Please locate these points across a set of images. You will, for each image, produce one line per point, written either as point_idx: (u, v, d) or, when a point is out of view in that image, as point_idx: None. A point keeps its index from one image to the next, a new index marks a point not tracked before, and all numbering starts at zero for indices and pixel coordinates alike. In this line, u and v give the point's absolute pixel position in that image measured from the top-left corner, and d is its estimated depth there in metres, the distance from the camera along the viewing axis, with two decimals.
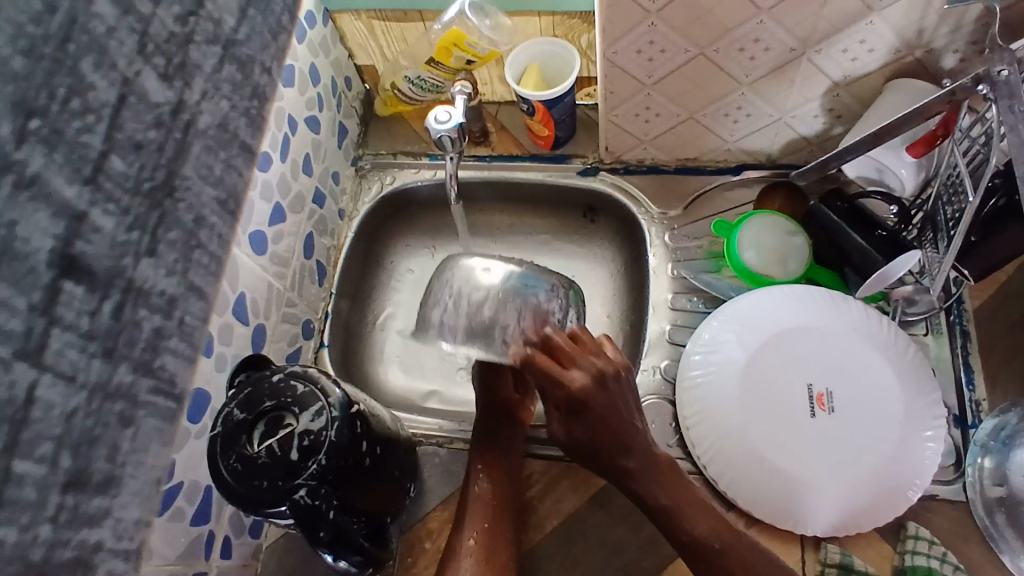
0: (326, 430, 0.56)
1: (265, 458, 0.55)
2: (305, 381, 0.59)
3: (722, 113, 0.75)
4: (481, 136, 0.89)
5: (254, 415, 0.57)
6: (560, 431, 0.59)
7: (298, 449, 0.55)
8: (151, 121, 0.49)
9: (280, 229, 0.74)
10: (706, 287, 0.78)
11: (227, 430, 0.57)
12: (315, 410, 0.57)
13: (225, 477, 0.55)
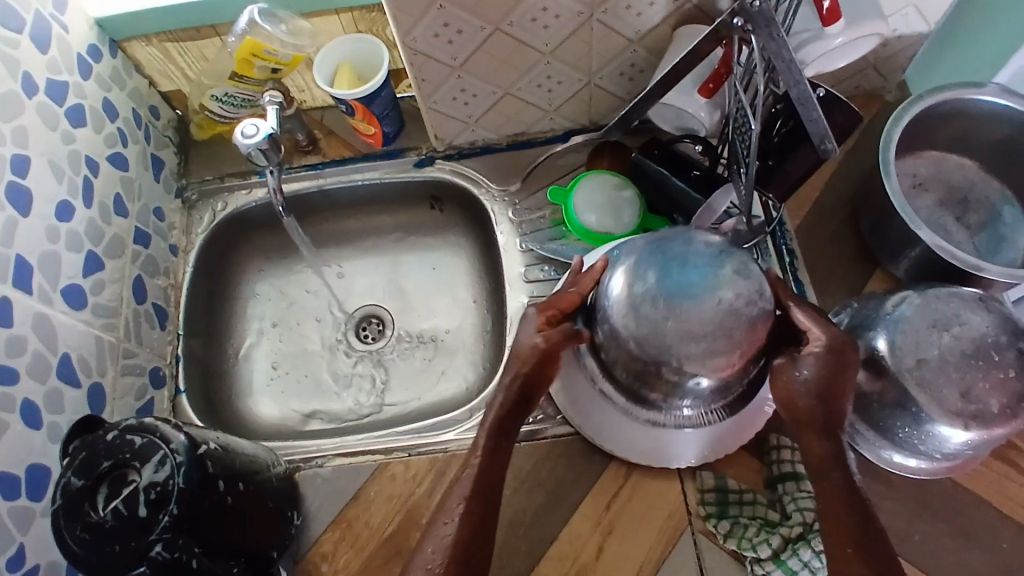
0: (173, 479, 0.54)
1: (114, 521, 0.52)
2: (144, 433, 0.55)
3: (535, 85, 0.77)
4: (308, 145, 0.87)
5: (93, 479, 0.53)
6: (813, 371, 0.58)
7: (144, 503, 0.52)
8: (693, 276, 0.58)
9: (99, 278, 0.69)
10: (555, 254, 0.79)
11: (67, 500, 0.53)
12: (158, 460, 0.54)
13: (74, 549, 0.52)
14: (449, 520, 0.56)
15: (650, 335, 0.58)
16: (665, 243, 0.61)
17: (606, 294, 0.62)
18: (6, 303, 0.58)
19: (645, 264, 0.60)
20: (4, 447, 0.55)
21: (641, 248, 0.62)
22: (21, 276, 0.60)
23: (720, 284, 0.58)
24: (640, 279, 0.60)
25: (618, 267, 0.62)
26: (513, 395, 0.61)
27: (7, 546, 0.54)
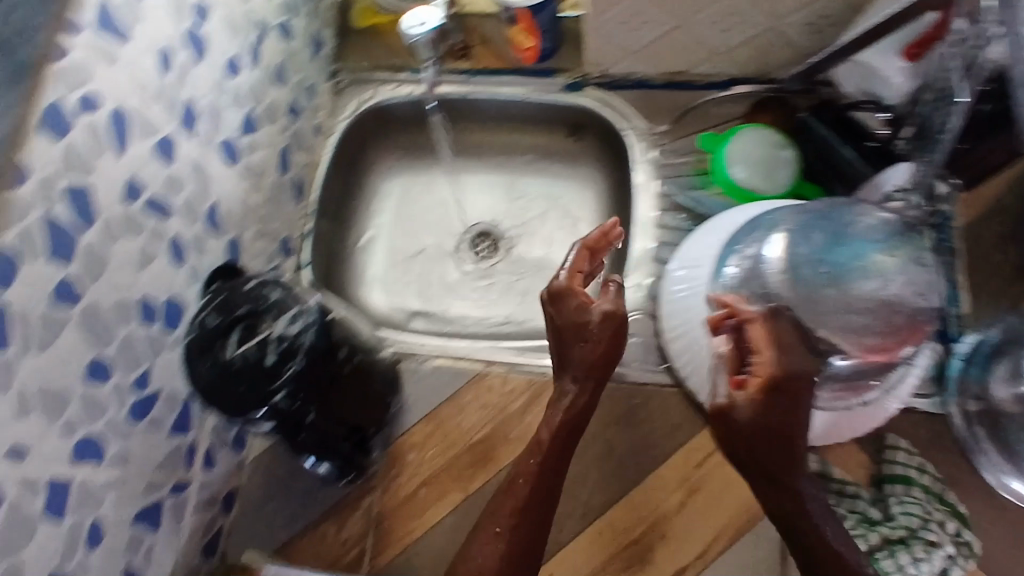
0: (303, 335, 0.56)
1: (241, 363, 0.53)
2: (281, 289, 0.58)
3: (711, 22, 0.72)
4: (462, 50, 0.86)
5: (229, 321, 0.55)
6: (747, 411, 0.48)
7: (274, 352, 0.54)
8: (865, 247, 0.58)
9: (254, 140, 0.71)
10: (693, 203, 0.76)
11: (202, 337, 0.55)
12: (292, 315, 0.56)
13: (201, 381, 0.54)
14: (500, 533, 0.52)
15: (802, 301, 0.58)
16: (839, 214, 0.60)
17: (762, 250, 0.62)
18: (173, 142, 0.59)
19: (814, 228, 0.60)
20: (154, 274, 0.57)
21: (811, 213, 0.61)
22: (189, 118, 0.62)
23: (887, 268, 0.57)
24: (802, 240, 0.60)
25: (784, 226, 0.62)
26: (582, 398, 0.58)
27: (135, 367, 0.55)
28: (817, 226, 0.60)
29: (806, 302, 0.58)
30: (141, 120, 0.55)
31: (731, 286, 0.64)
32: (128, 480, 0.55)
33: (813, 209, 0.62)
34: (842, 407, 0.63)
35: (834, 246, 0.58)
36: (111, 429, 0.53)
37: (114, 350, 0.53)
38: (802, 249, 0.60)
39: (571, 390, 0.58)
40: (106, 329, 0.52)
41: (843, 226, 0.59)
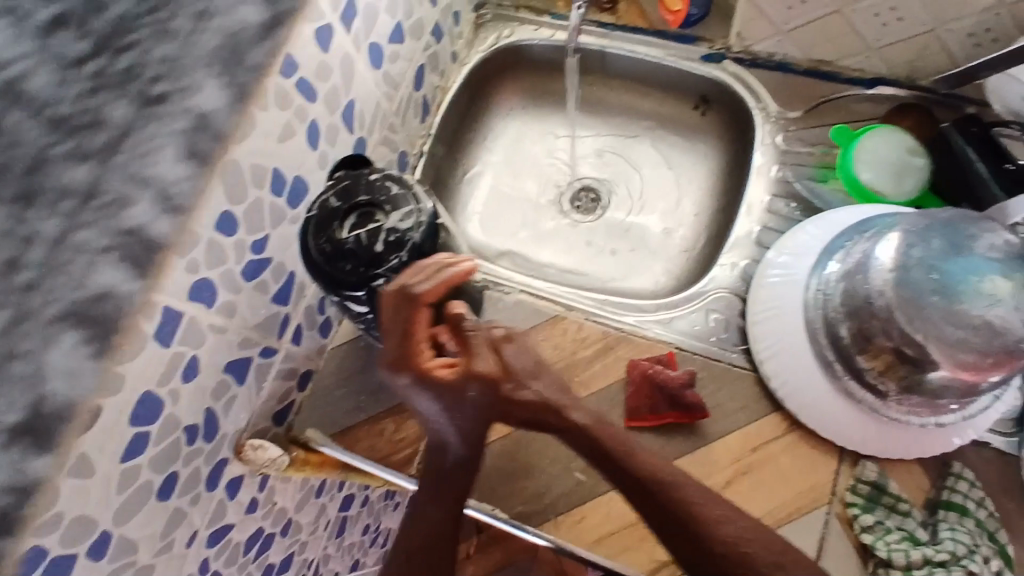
0: (412, 232, 0.59)
1: (353, 245, 0.58)
2: (400, 185, 0.61)
3: (872, 13, 0.70)
4: (609, 3, 0.86)
5: (349, 205, 0.60)
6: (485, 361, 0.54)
7: (385, 242, 0.58)
8: (981, 267, 0.55)
9: (396, 51, 0.75)
10: (811, 195, 0.75)
11: (322, 214, 0.60)
12: (406, 212, 0.60)
13: (314, 253, 0.59)
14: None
15: (904, 301, 0.57)
16: (964, 224, 0.58)
17: (874, 249, 0.61)
18: (330, 32, 0.62)
19: (933, 234, 0.57)
20: (290, 151, 0.62)
21: (934, 218, 0.59)
22: (349, 14, 0.65)
23: (998, 291, 0.54)
24: (917, 245, 0.58)
25: (903, 227, 0.60)
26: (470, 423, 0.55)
27: (258, 230, 0.60)
28: (935, 233, 0.58)
29: (907, 305, 0.57)
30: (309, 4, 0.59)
31: (833, 281, 0.64)
32: (232, 328, 0.61)
33: (940, 216, 0.59)
34: (914, 423, 0.61)
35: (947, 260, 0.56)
36: (225, 279, 0.58)
37: (244, 209, 0.58)
38: (914, 253, 0.58)
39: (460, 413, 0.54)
40: (242, 187, 0.57)
41: (965, 240, 0.57)
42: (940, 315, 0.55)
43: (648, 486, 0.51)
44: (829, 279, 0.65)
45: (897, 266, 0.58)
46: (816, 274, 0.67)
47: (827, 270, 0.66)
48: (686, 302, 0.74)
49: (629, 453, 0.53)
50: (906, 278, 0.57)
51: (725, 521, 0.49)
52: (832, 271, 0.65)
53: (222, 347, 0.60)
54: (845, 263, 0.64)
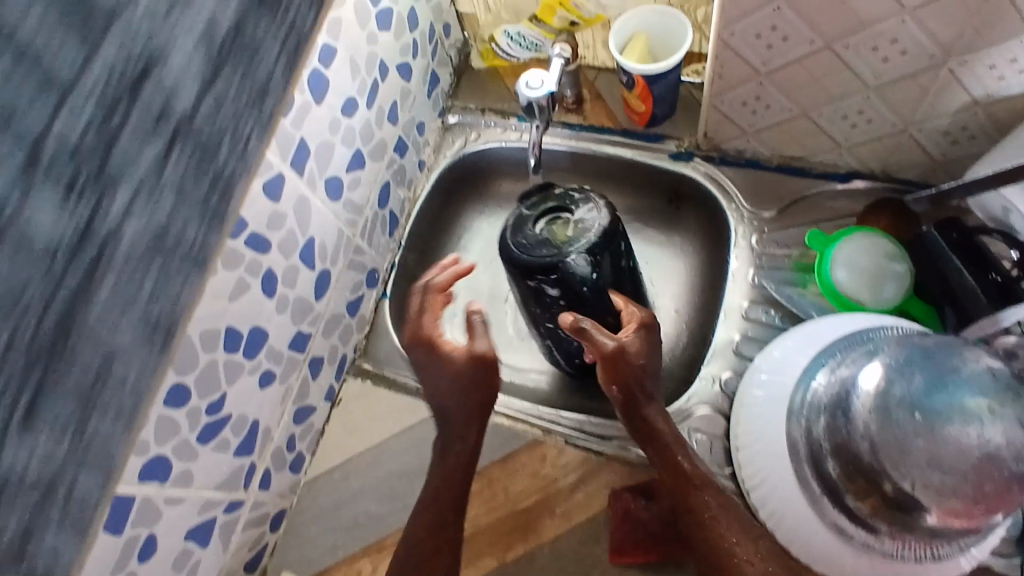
0: (599, 217, 0.67)
1: (543, 236, 0.67)
2: (581, 193, 0.70)
3: (840, 115, 0.67)
4: (574, 103, 0.85)
5: (537, 210, 0.69)
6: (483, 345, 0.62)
7: (575, 229, 0.67)
8: (962, 401, 0.51)
9: (357, 176, 0.73)
10: (787, 301, 0.73)
11: (513, 224, 0.69)
12: (589, 205, 0.68)
13: (515, 252, 0.67)
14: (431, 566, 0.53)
15: (888, 440, 0.53)
16: (941, 350, 0.55)
17: (855, 379, 0.58)
18: (281, 180, 0.61)
19: (915, 369, 0.55)
20: (242, 307, 0.60)
21: (916, 347, 0.56)
22: (300, 157, 0.63)
23: (981, 414, 0.50)
24: (899, 380, 0.55)
25: (887, 353, 0.58)
26: (465, 444, 0.60)
27: (212, 392, 0.58)
28: (911, 365, 0.55)
29: (891, 445, 0.53)
30: (253, 160, 0.57)
31: (816, 407, 0.61)
32: (190, 494, 0.59)
33: (925, 344, 0.56)
34: (911, 559, 0.58)
35: (926, 395, 0.53)
36: (179, 449, 0.56)
37: (196, 377, 0.56)
38: (892, 389, 0.55)
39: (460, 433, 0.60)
40: (190, 358, 0.55)
41: (942, 369, 0.53)
42: (920, 455, 0.52)
43: (692, 485, 0.56)
44: (818, 397, 0.62)
45: (877, 402, 0.55)
46: (800, 392, 0.64)
47: (811, 386, 0.63)
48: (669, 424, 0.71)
49: (665, 453, 0.59)
50: (884, 414, 0.54)
51: (718, 518, 0.54)
52: (819, 388, 0.62)
53: (180, 516, 0.58)
54: (831, 382, 0.61)
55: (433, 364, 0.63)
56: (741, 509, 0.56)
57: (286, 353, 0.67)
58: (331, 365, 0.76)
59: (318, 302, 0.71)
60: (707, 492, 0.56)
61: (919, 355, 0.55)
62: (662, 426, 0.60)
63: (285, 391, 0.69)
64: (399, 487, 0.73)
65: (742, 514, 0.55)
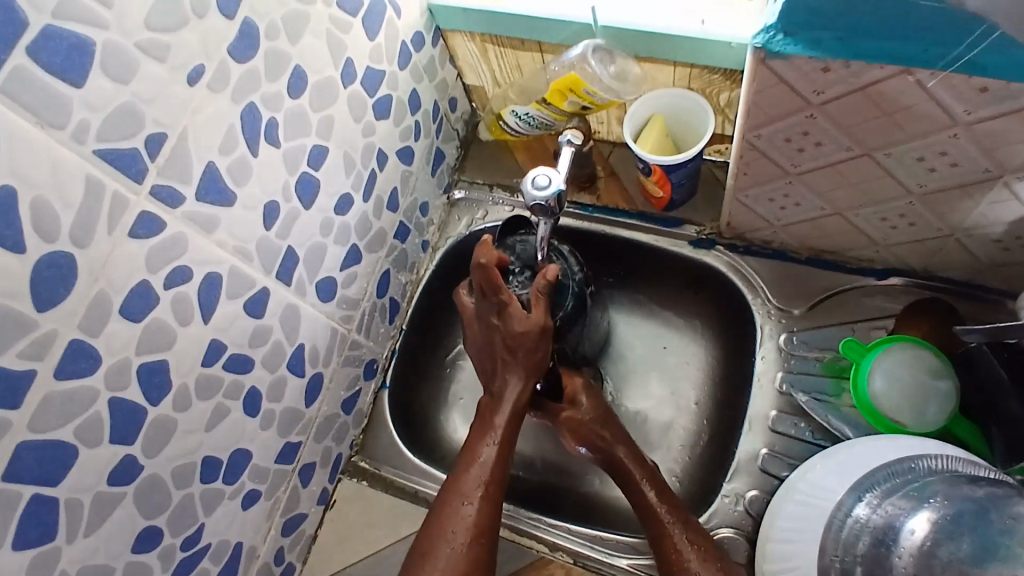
0: (564, 301, 0.67)
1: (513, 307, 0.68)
2: (564, 259, 0.69)
3: (879, 217, 0.62)
4: (587, 182, 0.80)
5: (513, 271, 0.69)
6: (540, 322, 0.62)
7: (540, 307, 0.67)
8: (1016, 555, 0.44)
9: (354, 271, 0.69)
10: (818, 413, 0.67)
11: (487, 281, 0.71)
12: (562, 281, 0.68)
13: None
14: (471, 503, 0.58)
15: None
16: (991, 498, 0.49)
17: (898, 528, 0.52)
18: (265, 295, 0.57)
19: (963, 531, 0.48)
20: (221, 433, 0.55)
21: (966, 501, 0.50)
22: (287, 267, 0.59)
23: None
24: (946, 543, 0.48)
25: (934, 505, 0.52)
26: (517, 394, 0.65)
27: (187, 527, 0.55)
28: (963, 521, 0.48)
29: None
30: (233, 280, 0.53)
31: (854, 554, 0.55)
32: None
33: (976, 495, 0.50)
34: None
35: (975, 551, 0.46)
36: None
37: (168, 515, 0.53)
38: (939, 547, 0.48)
39: (511, 384, 0.65)
40: (161, 497, 0.51)
41: (992, 523, 0.47)
42: None
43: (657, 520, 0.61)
44: (854, 534, 0.56)
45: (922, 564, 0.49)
46: (835, 524, 0.58)
47: (845, 515, 0.57)
48: None
49: (636, 489, 0.63)
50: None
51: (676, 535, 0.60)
52: (858, 524, 0.56)
53: None
54: (868, 521, 0.56)
55: (501, 329, 0.63)
56: (709, 543, 0.60)
57: (272, 468, 0.63)
58: (325, 468, 0.72)
59: (309, 408, 0.67)
60: (675, 528, 0.60)
61: (970, 509, 0.49)
62: (631, 466, 0.65)
63: (272, 506, 0.65)
64: None
65: (711, 546, 0.60)
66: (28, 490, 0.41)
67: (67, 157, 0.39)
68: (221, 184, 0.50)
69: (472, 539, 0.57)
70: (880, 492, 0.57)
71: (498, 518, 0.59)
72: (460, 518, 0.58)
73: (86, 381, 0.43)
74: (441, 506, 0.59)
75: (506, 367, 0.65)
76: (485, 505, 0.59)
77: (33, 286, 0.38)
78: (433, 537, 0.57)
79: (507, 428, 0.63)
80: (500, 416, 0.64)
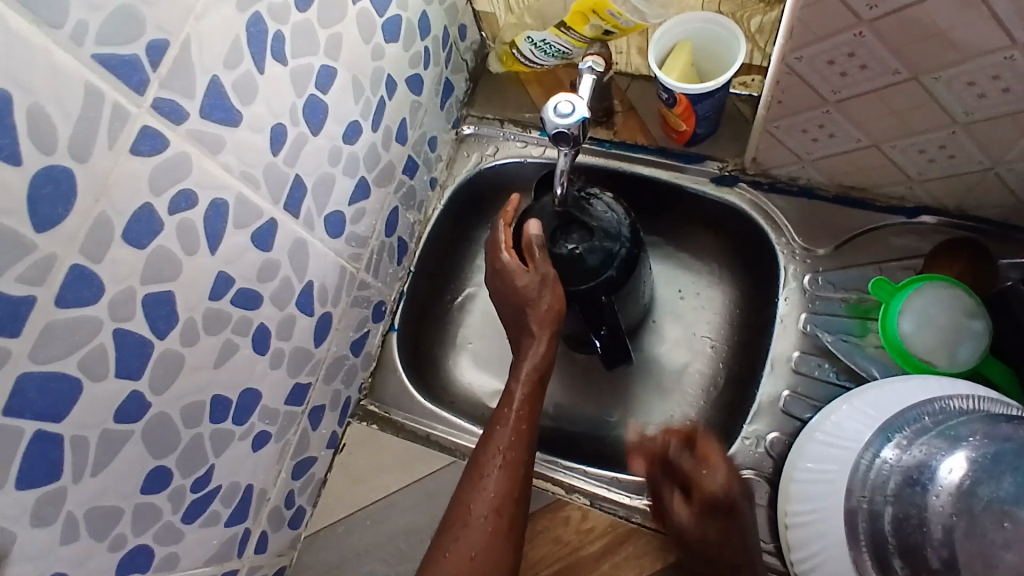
0: (619, 248, 0.65)
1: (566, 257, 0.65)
2: (604, 204, 0.67)
3: (917, 150, 0.59)
4: (604, 116, 0.76)
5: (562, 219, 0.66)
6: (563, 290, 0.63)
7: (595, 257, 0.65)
8: None
9: (362, 207, 0.65)
10: (841, 353, 0.66)
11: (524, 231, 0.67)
12: (612, 228, 0.66)
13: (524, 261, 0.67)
14: (489, 475, 0.57)
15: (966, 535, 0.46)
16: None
17: (932, 468, 0.51)
18: (273, 227, 0.53)
19: (1004, 471, 0.47)
20: (229, 372, 0.53)
21: (1005, 441, 0.49)
22: (295, 198, 0.55)
23: None
24: (986, 482, 0.47)
25: (972, 445, 0.50)
26: (535, 365, 0.62)
27: (198, 468, 0.53)
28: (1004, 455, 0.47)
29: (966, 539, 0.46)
30: (240, 209, 0.49)
31: (885, 494, 0.54)
32: None
33: (1016, 435, 0.49)
34: None
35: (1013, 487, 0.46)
36: (162, 535, 0.51)
37: (177, 456, 0.50)
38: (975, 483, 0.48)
39: (529, 348, 0.63)
40: (171, 437, 0.49)
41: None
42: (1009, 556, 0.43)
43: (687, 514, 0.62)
44: (882, 476, 0.55)
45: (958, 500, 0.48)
46: (862, 466, 0.57)
47: (874, 455, 0.56)
48: None
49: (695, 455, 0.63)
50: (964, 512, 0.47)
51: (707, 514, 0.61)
52: (886, 465, 0.55)
53: None
54: (896, 463, 0.54)
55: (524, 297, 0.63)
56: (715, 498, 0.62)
57: (282, 410, 0.61)
58: (334, 410, 0.69)
59: (317, 348, 0.64)
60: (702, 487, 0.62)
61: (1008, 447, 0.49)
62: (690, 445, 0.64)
63: (282, 448, 0.63)
64: (407, 550, 0.67)
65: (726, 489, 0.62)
66: (32, 424, 0.39)
67: (64, 62, 0.35)
68: (226, 101, 0.46)
69: (494, 511, 0.55)
70: (908, 433, 0.56)
71: (522, 485, 0.57)
72: (479, 492, 0.56)
73: (89, 311, 0.40)
74: (465, 480, 0.58)
75: (523, 331, 0.64)
76: (506, 473, 0.57)
77: (29, 204, 0.35)
78: (457, 513, 0.55)
79: (527, 393, 0.61)
80: (519, 380, 0.62)
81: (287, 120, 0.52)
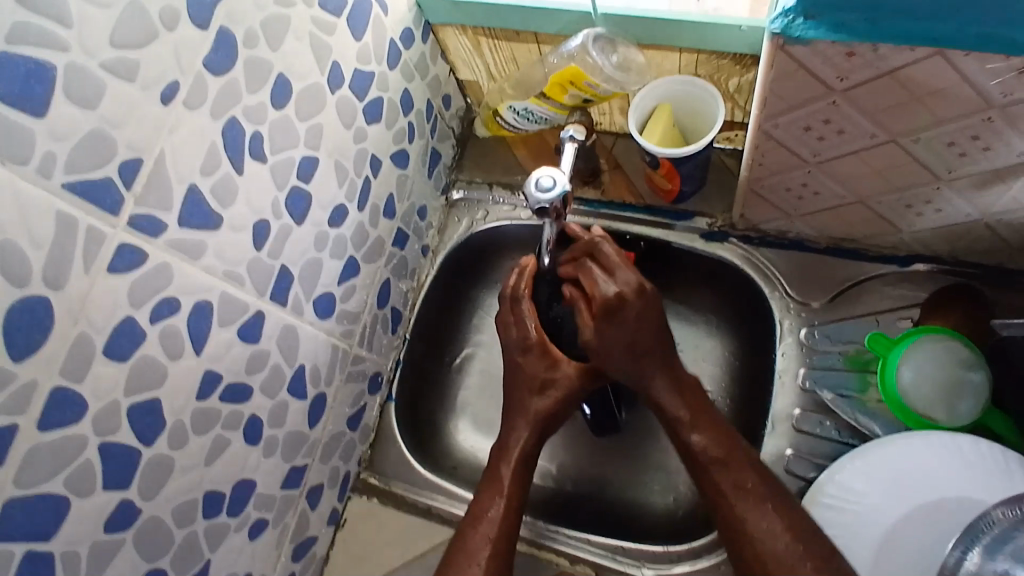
0: None
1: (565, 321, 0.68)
2: None
3: (903, 204, 0.58)
4: (591, 176, 0.76)
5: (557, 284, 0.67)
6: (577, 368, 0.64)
7: None
8: None
9: (352, 285, 0.66)
10: (841, 409, 0.65)
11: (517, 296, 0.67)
12: None
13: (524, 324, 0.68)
14: (479, 564, 0.56)
15: None
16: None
17: None
18: (261, 319, 0.54)
19: None
20: (222, 468, 0.53)
21: None
22: (281, 288, 0.56)
23: None
24: None
25: None
26: (521, 449, 0.63)
27: (193, 565, 0.52)
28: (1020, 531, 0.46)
29: None
30: (225, 307, 0.50)
31: None
32: None
33: None
34: None
35: None
36: None
37: (172, 556, 0.50)
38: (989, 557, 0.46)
39: (518, 432, 0.64)
40: (164, 540, 0.49)
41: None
42: None
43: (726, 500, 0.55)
44: None
45: None
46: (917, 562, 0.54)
47: (955, 564, 0.49)
48: (711, 557, 0.63)
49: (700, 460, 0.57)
50: None
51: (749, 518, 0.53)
52: None
53: None
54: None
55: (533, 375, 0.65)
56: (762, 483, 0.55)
57: (279, 495, 0.61)
58: (333, 487, 0.69)
59: (313, 429, 0.64)
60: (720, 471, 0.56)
61: None
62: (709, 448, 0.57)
63: (281, 533, 0.62)
64: None
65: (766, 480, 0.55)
66: (22, 547, 0.39)
67: (35, 194, 0.36)
68: (205, 207, 0.46)
69: None
70: (990, 541, 0.48)
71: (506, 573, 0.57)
72: None
73: (73, 430, 0.40)
74: (447, 567, 0.57)
75: (511, 414, 0.65)
76: (494, 561, 0.57)
77: (6, 336, 0.36)
78: None
79: (516, 474, 0.62)
80: (508, 463, 0.62)
81: (269, 214, 0.52)
